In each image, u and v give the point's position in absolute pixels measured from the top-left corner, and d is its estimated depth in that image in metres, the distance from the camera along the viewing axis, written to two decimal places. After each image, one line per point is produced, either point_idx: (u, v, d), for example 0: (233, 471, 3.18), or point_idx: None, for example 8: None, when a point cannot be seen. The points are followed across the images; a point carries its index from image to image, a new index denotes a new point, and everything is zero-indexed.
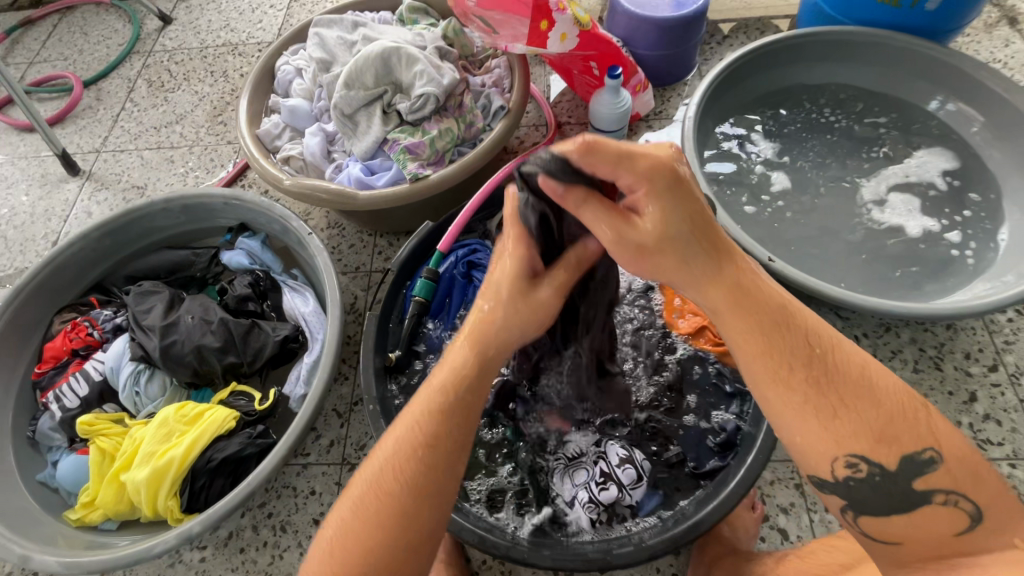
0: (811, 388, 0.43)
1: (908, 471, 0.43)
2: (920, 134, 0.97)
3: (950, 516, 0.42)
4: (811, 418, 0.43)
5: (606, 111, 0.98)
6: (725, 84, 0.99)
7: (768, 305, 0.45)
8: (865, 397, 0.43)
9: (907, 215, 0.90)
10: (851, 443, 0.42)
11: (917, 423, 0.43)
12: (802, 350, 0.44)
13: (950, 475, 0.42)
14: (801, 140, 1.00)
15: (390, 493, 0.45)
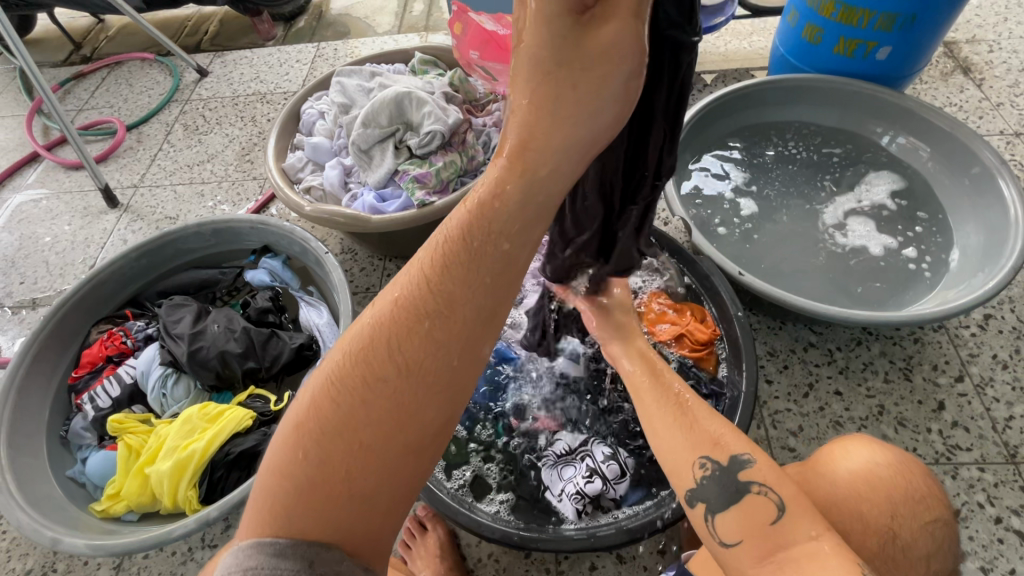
0: (662, 406, 0.56)
1: (738, 467, 0.50)
2: (878, 167, 1.08)
3: (767, 508, 0.47)
4: (676, 426, 0.54)
5: None
6: (700, 124, 1.11)
7: (648, 365, 0.61)
8: (710, 416, 0.54)
9: (864, 234, 0.99)
10: (696, 444, 0.52)
11: (736, 439, 0.52)
12: (655, 382, 0.59)
13: (762, 472, 0.49)
14: (770, 171, 1.11)
15: (352, 402, 0.37)
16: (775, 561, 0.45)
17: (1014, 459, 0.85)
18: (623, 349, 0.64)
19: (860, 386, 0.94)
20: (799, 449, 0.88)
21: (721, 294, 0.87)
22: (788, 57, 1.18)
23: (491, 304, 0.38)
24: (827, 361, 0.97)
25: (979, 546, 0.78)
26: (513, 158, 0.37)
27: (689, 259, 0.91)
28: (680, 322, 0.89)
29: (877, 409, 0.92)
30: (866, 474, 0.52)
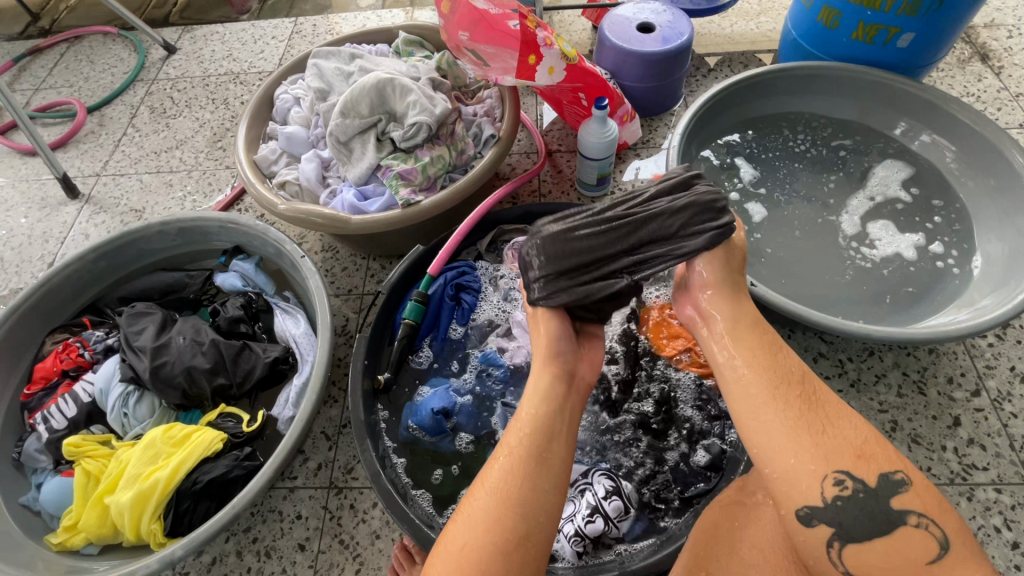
0: (791, 406, 0.46)
1: (886, 489, 0.44)
2: (896, 164, 1.01)
3: (926, 542, 0.42)
4: (802, 435, 0.44)
5: (593, 140, 1.01)
6: (707, 116, 1.03)
7: (765, 353, 0.50)
8: (845, 424, 0.45)
9: (886, 238, 0.93)
10: (837, 457, 0.44)
11: (879, 448, 0.45)
12: (784, 379, 0.48)
13: (920, 497, 0.43)
14: (775, 169, 1.04)
15: (473, 556, 0.45)
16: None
17: None
18: (730, 338, 0.52)
19: (873, 400, 0.89)
20: None
21: None
22: (801, 42, 1.10)
23: (559, 412, 0.53)
24: (838, 373, 0.92)
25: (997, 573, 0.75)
26: (557, 363, 0.57)
27: None
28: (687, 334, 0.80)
29: (890, 424, 0.87)
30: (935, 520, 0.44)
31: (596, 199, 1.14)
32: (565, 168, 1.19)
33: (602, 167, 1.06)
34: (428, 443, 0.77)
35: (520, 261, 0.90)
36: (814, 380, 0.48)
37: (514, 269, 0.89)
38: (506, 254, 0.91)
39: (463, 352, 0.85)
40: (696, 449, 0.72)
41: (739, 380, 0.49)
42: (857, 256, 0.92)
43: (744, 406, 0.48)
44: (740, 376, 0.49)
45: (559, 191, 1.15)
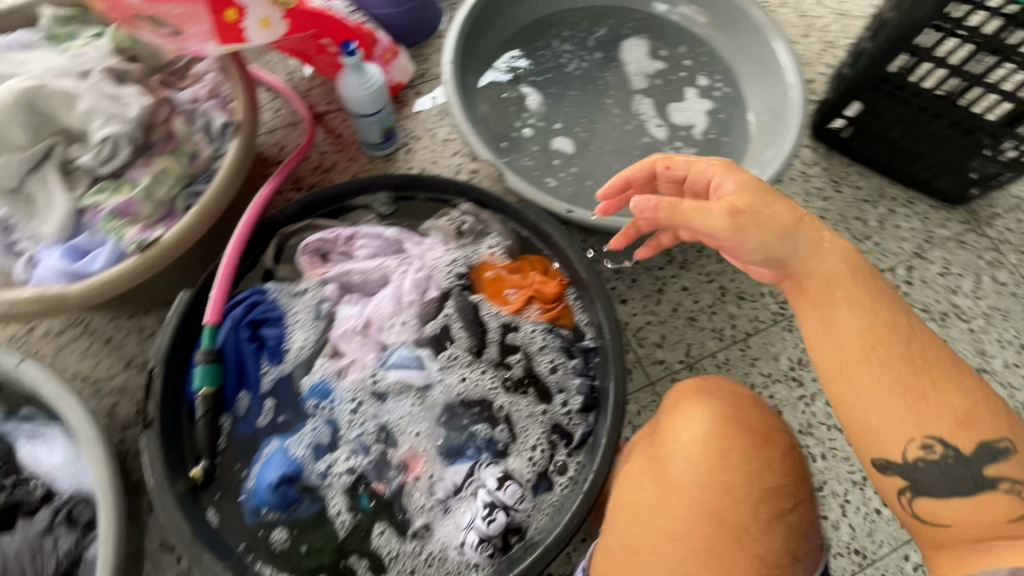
0: (890, 350, 0.52)
1: (981, 455, 0.48)
2: (661, 38, 1.01)
3: (986, 492, 0.48)
4: (892, 395, 0.51)
5: (357, 94, 0.87)
6: (472, 35, 0.92)
7: (877, 295, 0.54)
8: (885, 397, 0.51)
9: (688, 106, 0.96)
10: (920, 416, 0.50)
11: (950, 382, 0.51)
12: (869, 345, 0.52)
13: (971, 444, 0.49)
14: (565, 97, 0.95)
15: None
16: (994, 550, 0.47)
17: None
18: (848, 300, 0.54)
19: (701, 275, 0.96)
20: (667, 359, 0.90)
21: (556, 241, 0.75)
22: None
23: None
24: (667, 261, 0.96)
25: None
26: None
27: (510, 210, 0.78)
28: (526, 284, 0.76)
29: (719, 291, 0.95)
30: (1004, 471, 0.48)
31: (389, 156, 1.02)
32: (344, 131, 1.04)
33: (382, 120, 0.93)
34: (280, 520, 0.64)
35: (321, 265, 0.76)
36: (902, 317, 0.54)
37: (317, 276, 0.75)
38: (300, 261, 0.75)
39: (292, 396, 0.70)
40: (572, 386, 0.70)
41: (837, 322, 0.54)
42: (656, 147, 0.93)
43: (830, 353, 0.54)
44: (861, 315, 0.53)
45: (346, 160, 1.02)
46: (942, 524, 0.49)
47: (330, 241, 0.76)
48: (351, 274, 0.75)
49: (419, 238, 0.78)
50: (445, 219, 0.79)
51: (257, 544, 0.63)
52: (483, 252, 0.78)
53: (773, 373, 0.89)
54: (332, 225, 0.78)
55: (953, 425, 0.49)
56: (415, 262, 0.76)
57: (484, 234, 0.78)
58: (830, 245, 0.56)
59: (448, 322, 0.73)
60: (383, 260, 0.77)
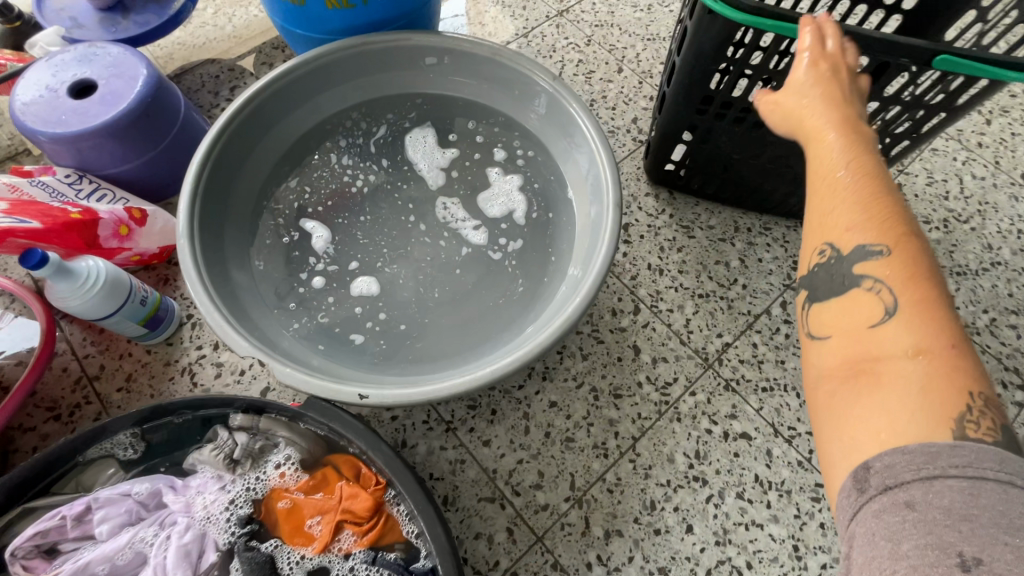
0: (829, 167, 0.49)
1: (857, 254, 0.45)
2: (453, 127, 0.89)
3: (867, 302, 0.43)
4: (831, 189, 0.48)
5: (77, 302, 0.68)
6: (219, 182, 0.76)
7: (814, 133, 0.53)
8: (844, 191, 0.47)
9: (493, 192, 0.85)
10: (840, 214, 0.47)
11: (884, 197, 0.46)
12: (816, 167, 0.50)
13: (897, 256, 0.43)
14: (351, 227, 0.83)
15: None
16: (863, 369, 0.41)
17: (709, 362, 0.84)
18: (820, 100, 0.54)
19: (567, 380, 0.82)
20: (550, 501, 0.75)
21: (354, 439, 0.59)
22: (296, 31, 0.85)
23: None
24: (527, 374, 0.82)
25: (728, 475, 0.77)
26: None
27: (291, 411, 0.60)
28: (331, 503, 0.58)
29: (593, 394, 0.81)
30: (881, 284, 0.43)
31: (171, 339, 0.83)
32: None
33: (133, 313, 0.74)
34: None
35: (45, 568, 0.55)
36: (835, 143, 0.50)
37: None
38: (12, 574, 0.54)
39: None
40: None
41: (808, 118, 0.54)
42: (479, 253, 0.81)
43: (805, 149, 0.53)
44: (827, 136, 0.52)
45: (116, 358, 0.82)
46: (822, 336, 0.46)
47: (53, 530, 0.56)
48: (93, 566, 0.55)
49: (183, 482, 0.60)
50: (211, 448, 0.60)
51: None
52: (270, 475, 0.60)
53: (672, 479, 0.77)
54: (57, 500, 0.58)
55: (864, 215, 0.45)
56: (181, 520, 0.57)
57: (268, 449, 0.61)
58: (803, 97, 0.55)
59: None
60: (136, 530, 0.57)
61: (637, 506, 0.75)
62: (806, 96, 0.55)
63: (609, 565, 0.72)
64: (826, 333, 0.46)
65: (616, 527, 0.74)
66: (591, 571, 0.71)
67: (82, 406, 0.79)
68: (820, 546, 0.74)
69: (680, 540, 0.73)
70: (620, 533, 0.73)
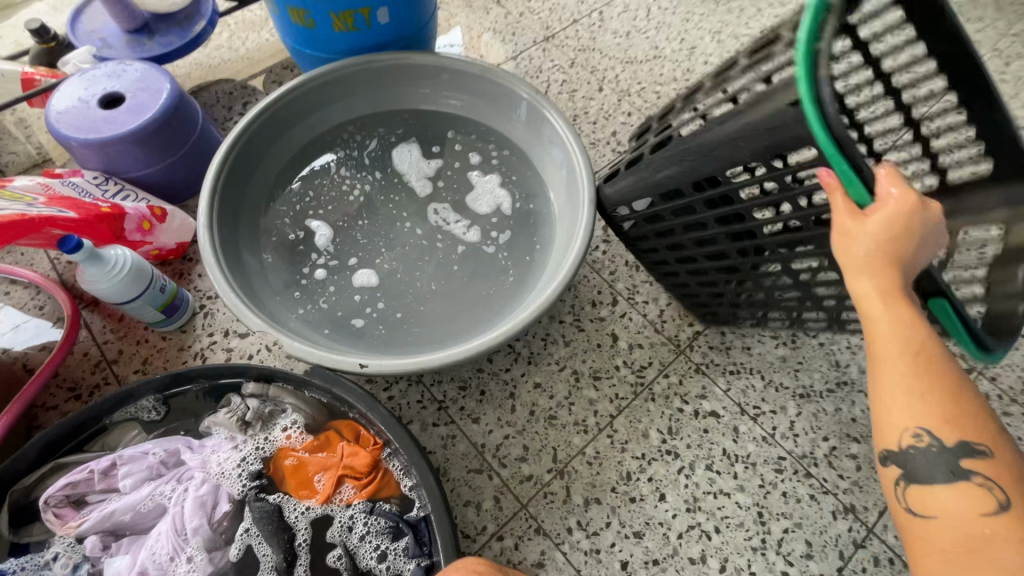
0: (909, 358, 0.49)
1: (965, 450, 0.47)
2: (447, 137, 0.99)
3: (981, 500, 0.46)
4: (915, 379, 0.49)
5: (105, 285, 0.75)
6: (235, 183, 0.85)
7: (879, 304, 0.51)
8: (918, 384, 0.49)
9: (483, 194, 0.94)
10: (931, 415, 0.48)
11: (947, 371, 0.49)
12: (887, 347, 0.50)
13: (981, 442, 0.47)
14: (354, 227, 0.91)
15: None
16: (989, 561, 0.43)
17: (681, 348, 0.92)
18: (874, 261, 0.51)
19: (551, 364, 0.89)
20: (534, 473, 0.81)
21: (352, 400, 0.66)
22: (305, 50, 0.97)
23: None
24: (512, 358, 0.90)
25: (698, 449, 0.84)
26: None
27: (297, 379, 0.67)
28: (334, 460, 0.65)
29: (573, 376, 0.89)
30: (977, 491, 0.46)
31: (185, 326, 0.90)
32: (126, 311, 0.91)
33: (153, 300, 0.81)
34: None
35: (74, 516, 0.61)
36: (885, 304, 0.51)
37: (71, 533, 0.60)
38: (44, 521, 0.60)
39: None
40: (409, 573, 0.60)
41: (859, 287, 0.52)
42: (474, 251, 0.89)
43: (873, 328, 0.51)
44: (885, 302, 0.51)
45: (134, 343, 0.88)
46: (930, 516, 0.48)
47: (82, 482, 0.62)
48: (118, 515, 0.61)
49: (200, 442, 0.66)
50: (225, 411, 0.67)
51: None
52: (277, 436, 0.67)
53: (646, 452, 0.83)
54: (85, 458, 0.64)
55: (947, 412, 0.48)
56: (198, 474, 0.64)
57: (277, 414, 0.68)
58: (867, 246, 0.50)
59: (249, 533, 0.61)
60: (156, 483, 0.63)
61: (614, 477, 0.81)
62: (854, 231, 0.51)
63: (589, 530, 0.78)
64: (932, 512, 0.48)
65: (595, 496, 0.80)
66: (572, 535, 0.77)
67: (101, 388, 0.85)
68: (783, 512, 0.80)
69: (654, 507, 0.80)
70: (599, 501, 0.80)
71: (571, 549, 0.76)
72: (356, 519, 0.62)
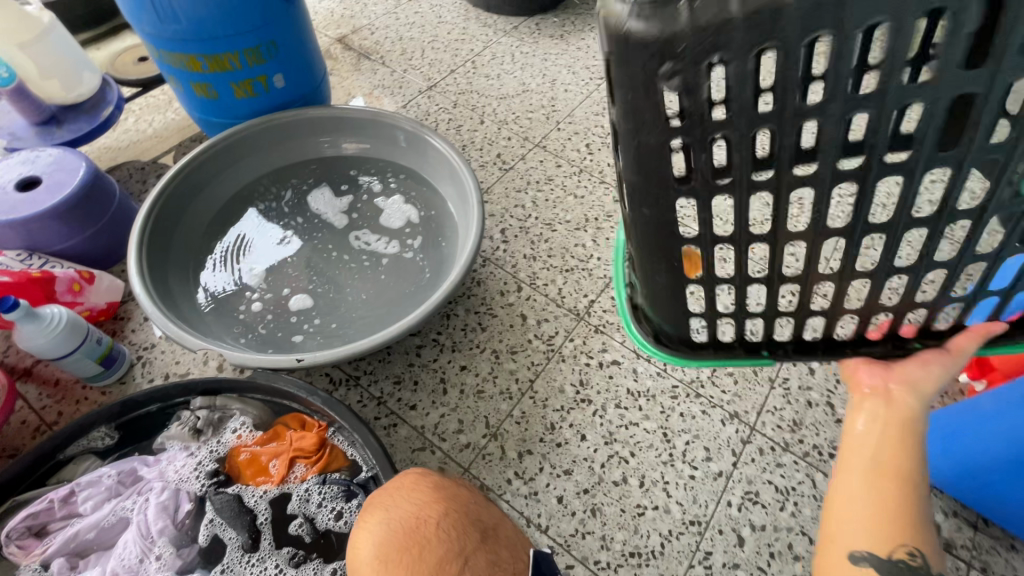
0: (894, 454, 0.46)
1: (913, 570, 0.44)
2: (353, 174, 1.13)
3: None
4: (880, 491, 0.46)
5: (42, 339, 0.81)
6: (161, 245, 0.96)
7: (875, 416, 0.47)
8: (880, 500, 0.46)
9: (390, 215, 1.08)
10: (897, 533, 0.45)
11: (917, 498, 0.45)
12: (864, 452, 0.47)
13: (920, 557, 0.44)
14: (280, 261, 1.02)
15: None
16: None
17: (580, 315, 1.08)
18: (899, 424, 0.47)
19: (472, 347, 1.02)
20: (471, 440, 0.92)
21: (290, 391, 0.74)
22: (212, 119, 1.10)
23: None
24: (438, 348, 1.02)
25: (607, 393, 0.98)
26: None
27: (240, 383, 0.76)
28: (284, 446, 0.73)
29: (493, 353, 1.02)
30: None
31: (124, 378, 0.94)
32: (62, 375, 0.94)
33: (90, 352, 0.86)
34: None
35: (39, 544, 0.65)
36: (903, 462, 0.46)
37: (38, 559, 0.65)
38: (9, 554, 0.64)
39: None
40: None
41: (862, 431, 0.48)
42: (391, 262, 1.02)
43: (853, 442, 0.48)
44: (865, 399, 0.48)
45: (74, 403, 0.91)
46: None
47: (44, 512, 0.67)
48: (83, 534, 0.66)
49: (155, 458, 0.72)
50: (177, 425, 0.74)
51: None
52: (228, 438, 0.74)
53: (565, 403, 0.97)
54: (44, 492, 0.69)
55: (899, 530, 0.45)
56: (157, 484, 0.70)
57: (226, 419, 0.76)
58: (881, 427, 0.47)
59: (214, 522, 0.68)
60: (117, 500, 0.69)
61: (540, 429, 0.94)
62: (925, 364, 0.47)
63: (526, 477, 0.89)
64: None
65: (527, 448, 0.92)
66: (511, 484, 0.88)
67: None
68: (683, 428, 0.95)
69: (577, 446, 0.92)
70: (531, 451, 0.92)
71: (512, 496, 0.87)
72: (312, 490, 0.71)
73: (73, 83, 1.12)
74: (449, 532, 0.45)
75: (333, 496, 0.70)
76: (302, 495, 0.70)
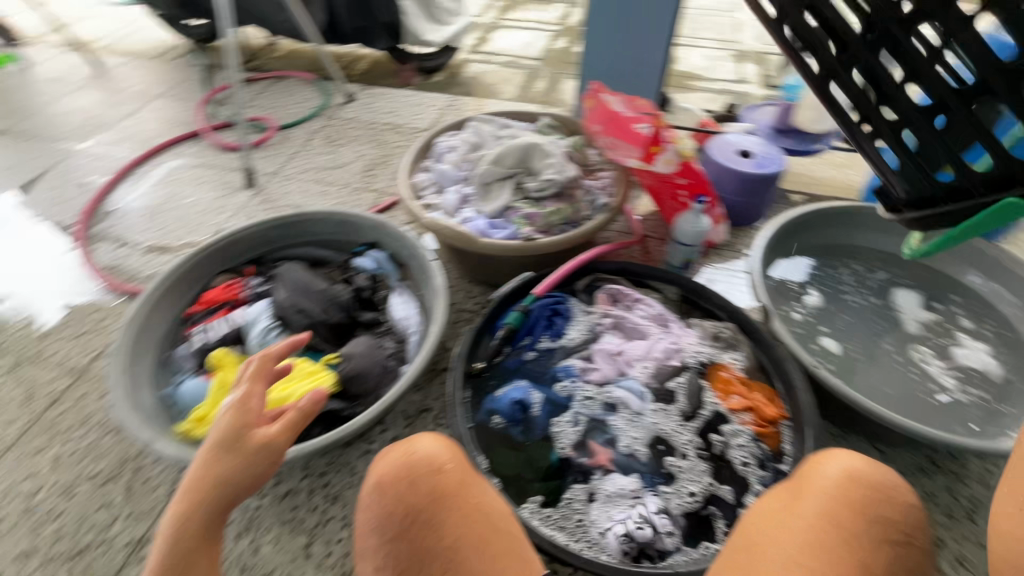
0: None
1: None
2: (959, 308, 1.11)
3: None
4: None
5: (688, 226, 1.19)
6: (790, 231, 1.17)
7: None
8: None
9: (964, 361, 1.02)
10: None
11: None
12: None
13: None
14: (836, 308, 1.14)
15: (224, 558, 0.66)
16: None
17: None
18: None
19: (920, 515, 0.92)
20: None
21: (792, 379, 0.88)
22: None
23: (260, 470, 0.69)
24: None
25: None
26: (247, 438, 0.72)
27: (765, 342, 0.94)
28: (750, 396, 0.90)
29: (937, 541, 0.89)
30: None
31: None
32: (654, 252, 1.36)
33: (690, 253, 1.23)
34: (498, 430, 0.88)
35: (609, 304, 1.05)
36: None
37: (604, 308, 1.04)
38: (598, 295, 1.06)
39: (555, 369, 0.96)
40: (752, 491, 0.81)
41: None
42: (936, 392, 0.99)
43: None
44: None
45: None
46: None
47: (624, 293, 1.06)
48: (626, 321, 1.02)
49: (682, 326, 1.02)
50: (709, 324, 1.01)
51: (497, 421, 0.88)
52: (724, 359, 0.96)
53: None
54: (629, 288, 1.08)
55: None
56: (674, 337, 0.99)
57: (732, 349, 0.97)
58: None
59: (679, 385, 0.92)
60: (651, 323, 1.01)
61: None
62: None
63: None
64: None
65: None
66: None
67: None
68: None
69: None
70: None
71: None
72: (742, 437, 0.85)
73: (818, 120, 1.48)
74: (880, 520, 0.54)
75: (751, 454, 0.84)
76: (735, 432, 0.86)
